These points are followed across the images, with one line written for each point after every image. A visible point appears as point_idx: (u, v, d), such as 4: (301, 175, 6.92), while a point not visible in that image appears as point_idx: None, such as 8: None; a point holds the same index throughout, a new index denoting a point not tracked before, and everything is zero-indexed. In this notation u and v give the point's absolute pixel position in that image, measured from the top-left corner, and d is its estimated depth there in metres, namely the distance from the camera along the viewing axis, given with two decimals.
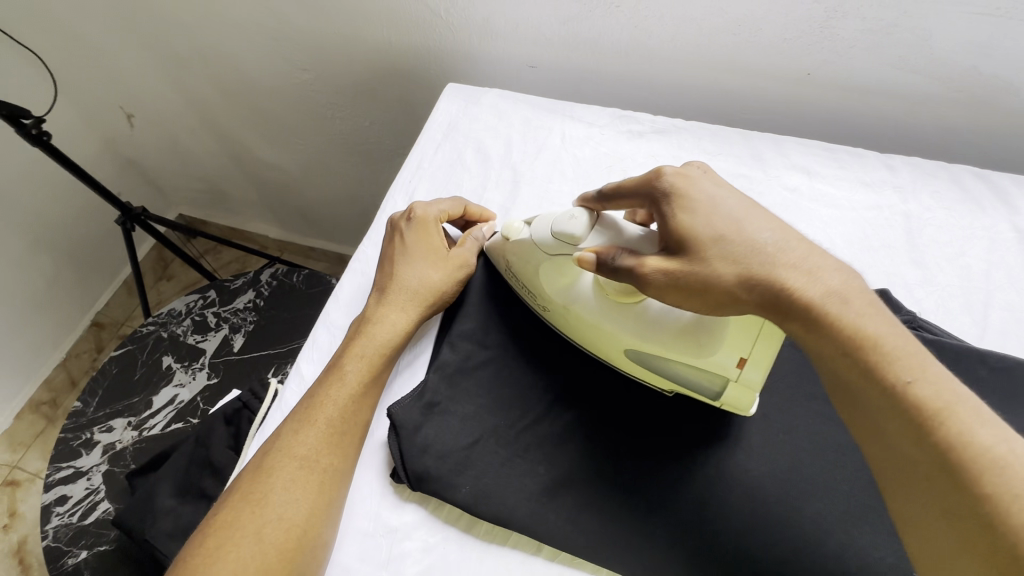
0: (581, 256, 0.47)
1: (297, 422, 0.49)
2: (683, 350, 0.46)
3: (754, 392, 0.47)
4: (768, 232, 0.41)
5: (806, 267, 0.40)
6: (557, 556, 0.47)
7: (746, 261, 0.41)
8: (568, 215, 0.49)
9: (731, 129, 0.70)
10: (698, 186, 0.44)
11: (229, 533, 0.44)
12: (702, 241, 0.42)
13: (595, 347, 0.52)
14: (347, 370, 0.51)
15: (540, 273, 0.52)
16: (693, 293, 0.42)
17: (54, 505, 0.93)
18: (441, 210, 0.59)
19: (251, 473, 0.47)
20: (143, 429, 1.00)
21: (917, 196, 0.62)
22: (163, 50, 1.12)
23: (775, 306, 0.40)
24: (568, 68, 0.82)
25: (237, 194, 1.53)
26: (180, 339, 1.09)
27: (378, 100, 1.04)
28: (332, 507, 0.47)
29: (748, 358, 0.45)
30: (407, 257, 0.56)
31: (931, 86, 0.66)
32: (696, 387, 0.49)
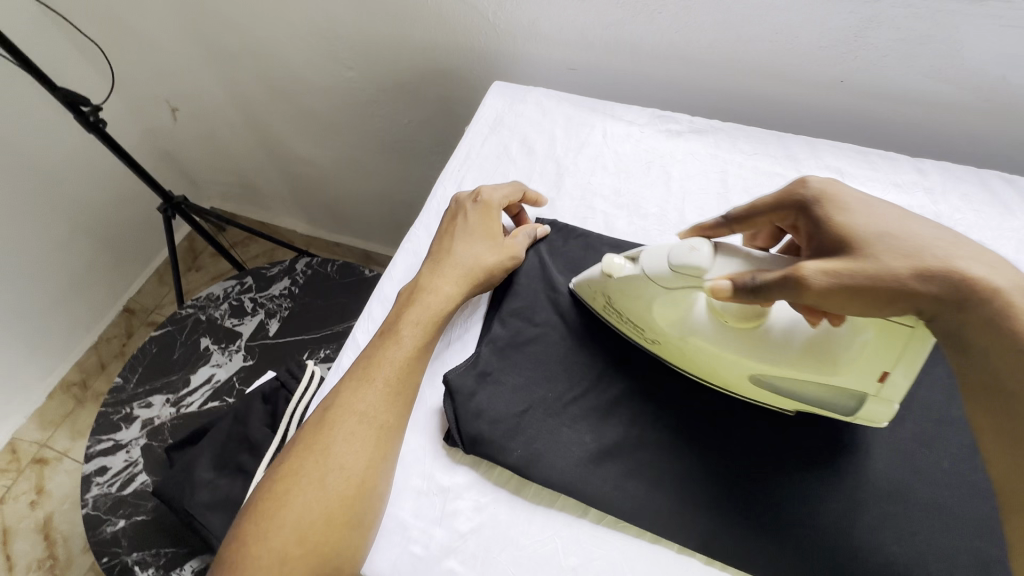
0: (714, 283, 0.45)
1: (355, 380, 0.52)
2: (818, 371, 0.47)
3: (892, 405, 0.48)
4: (929, 229, 0.42)
5: (970, 257, 0.40)
6: (602, 519, 0.49)
7: (918, 257, 0.40)
8: (687, 246, 0.47)
9: (766, 131, 0.74)
10: (846, 192, 0.46)
11: (295, 478, 0.47)
12: (866, 243, 0.42)
13: (712, 375, 0.53)
14: (402, 335, 0.54)
15: (652, 307, 0.52)
16: (865, 296, 0.40)
17: (94, 475, 0.96)
18: (503, 195, 0.63)
19: (313, 426, 0.50)
20: (181, 406, 1.04)
21: (946, 198, 0.64)
22: (214, 46, 1.17)
23: (949, 298, 0.39)
24: (607, 71, 0.86)
25: (270, 188, 1.58)
26: (217, 322, 1.12)
27: (419, 99, 1.09)
28: (387, 460, 0.49)
29: (889, 373, 0.46)
30: (466, 234, 0.60)
31: (961, 95, 0.70)
32: (828, 404, 0.50)
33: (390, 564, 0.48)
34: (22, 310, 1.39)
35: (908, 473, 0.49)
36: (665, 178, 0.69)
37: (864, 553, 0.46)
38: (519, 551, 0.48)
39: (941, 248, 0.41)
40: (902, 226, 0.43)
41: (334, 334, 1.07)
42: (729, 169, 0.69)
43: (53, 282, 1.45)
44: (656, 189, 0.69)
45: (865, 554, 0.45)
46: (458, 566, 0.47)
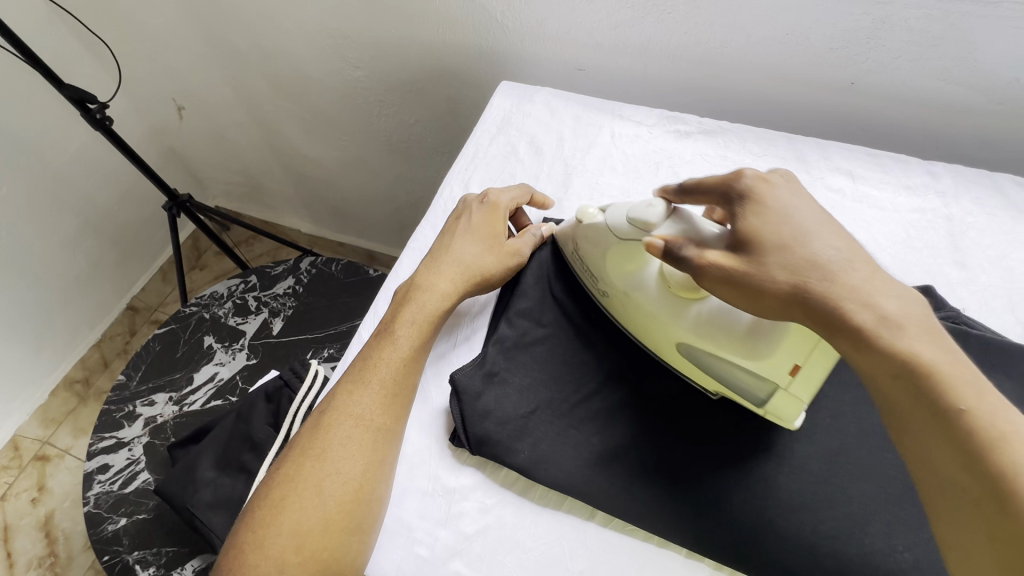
0: (650, 240, 0.46)
1: (352, 383, 0.51)
2: (735, 351, 0.46)
3: (802, 403, 0.47)
4: (834, 251, 0.41)
5: (863, 293, 0.39)
6: (609, 522, 0.48)
7: (803, 274, 0.41)
8: (646, 202, 0.49)
9: (776, 133, 0.73)
10: (778, 192, 0.45)
11: (292, 485, 0.47)
12: (766, 249, 0.42)
13: (646, 335, 0.54)
14: (398, 336, 0.54)
15: (606, 254, 0.53)
16: (749, 293, 0.42)
17: (96, 473, 0.96)
18: (512, 196, 0.63)
19: (309, 431, 0.50)
20: (184, 405, 1.03)
21: (959, 201, 0.64)
22: (222, 45, 1.17)
23: (826, 321, 0.40)
24: (615, 72, 0.85)
25: (275, 187, 1.58)
26: (221, 320, 1.12)
27: (426, 99, 1.08)
28: (384, 463, 0.49)
29: (802, 366, 0.45)
30: (468, 233, 0.59)
31: (974, 97, 0.69)
32: (742, 391, 0.49)
33: (394, 566, 0.47)
34: (26, 307, 1.39)
35: None
36: (674, 179, 0.69)
37: (877, 561, 0.45)
38: (524, 555, 0.47)
39: (838, 272, 0.40)
40: (809, 241, 0.42)
41: (338, 333, 1.07)
42: (738, 171, 0.69)
43: (57, 279, 1.45)
44: (664, 190, 0.68)
45: (878, 561, 0.44)
46: (463, 569, 0.47)
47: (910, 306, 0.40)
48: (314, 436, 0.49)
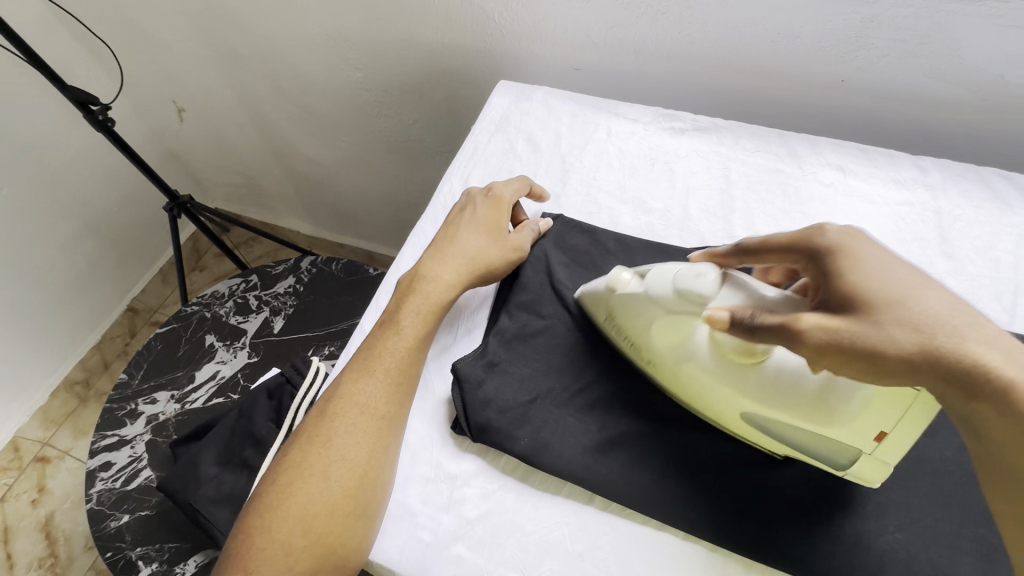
0: (712, 313, 0.45)
1: (357, 372, 0.52)
2: (812, 419, 0.45)
3: (888, 468, 0.45)
4: (949, 304, 0.40)
5: (997, 345, 0.37)
6: (607, 506, 0.50)
7: (929, 333, 0.38)
8: (694, 271, 0.48)
9: (769, 129, 0.75)
10: (867, 245, 0.44)
11: (298, 471, 0.48)
12: (875, 307, 0.40)
13: (702, 406, 0.51)
14: (403, 325, 0.55)
15: (650, 331, 0.51)
16: (859, 357, 0.39)
17: (99, 471, 0.97)
18: (514, 191, 0.64)
19: (315, 419, 0.51)
20: (185, 403, 1.04)
21: (947, 194, 0.65)
22: (222, 47, 1.19)
23: (965, 385, 0.37)
24: (611, 71, 0.87)
25: (275, 189, 1.59)
26: (222, 319, 1.13)
27: (425, 99, 1.10)
28: (388, 450, 0.50)
29: (888, 433, 0.43)
30: (474, 225, 0.61)
31: (961, 94, 0.71)
32: (821, 458, 0.47)
33: (397, 550, 0.48)
34: (26, 308, 1.40)
35: (911, 462, 0.49)
36: (669, 174, 0.70)
37: (869, 541, 0.46)
38: (526, 538, 0.48)
39: (955, 330, 0.38)
40: (917, 297, 0.40)
41: (338, 331, 1.08)
42: (732, 166, 0.70)
43: (57, 280, 1.46)
44: (660, 186, 0.70)
45: (869, 541, 0.46)
46: (466, 552, 0.48)
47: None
48: (320, 424, 0.50)
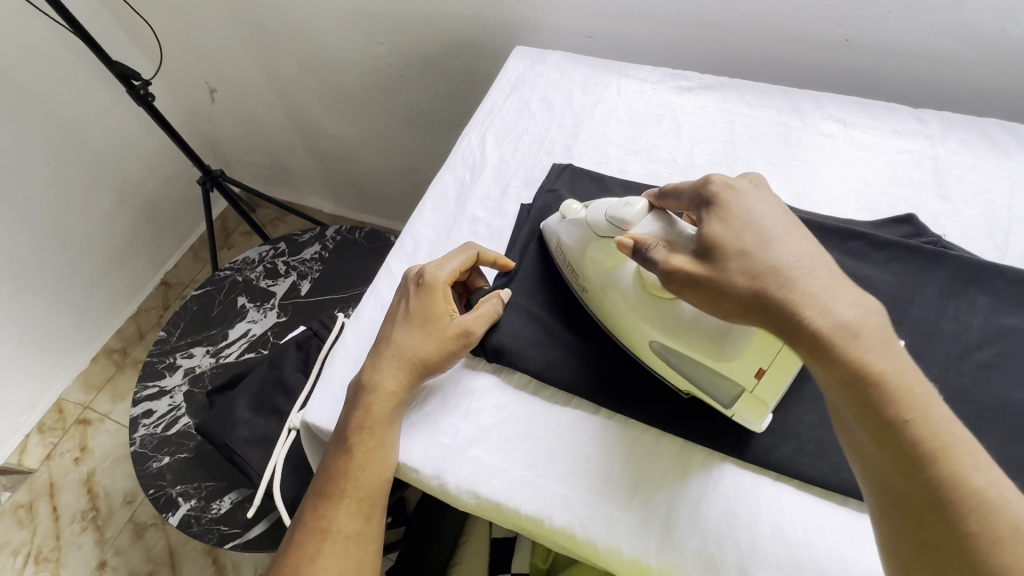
0: (622, 240, 0.49)
1: (337, 452, 0.52)
2: (704, 354, 0.47)
3: (767, 408, 0.47)
4: (796, 256, 0.41)
5: (823, 297, 0.39)
6: (612, 417, 0.54)
7: (762, 279, 0.41)
8: (625, 203, 0.52)
9: (775, 87, 0.78)
10: (744, 199, 0.45)
11: (302, 558, 0.50)
12: (725, 254, 0.42)
13: (626, 336, 0.54)
14: (371, 404, 0.52)
15: (591, 254, 0.55)
16: (708, 295, 0.43)
17: (141, 417, 1.04)
18: (452, 270, 0.57)
19: (308, 500, 0.53)
20: (220, 357, 1.11)
21: (945, 143, 0.68)
22: (253, 26, 1.25)
23: (782, 324, 0.40)
24: (623, 39, 0.91)
25: (299, 168, 1.66)
26: (253, 283, 1.20)
27: (443, 72, 1.15)
28: (380, 511, 0.53)
29: (768, 370, 0.46)
30: (411, 321, 0.55)
31: (963, 49, 0.73)
32: (711, 392, 0.50)
33: (421, 452, 0.53)
34: (70, 276, 1.49)
35: None
36: (676, 129, 0.74)
37: None
38: (536, 443, 0.53)
39: (795, 272, 0.40)
40: (771, 246, 0.42)
41: (361, 293, 1.14)
42: (737, 120, 0.74)
43: (97, 252, 1.55)
44: (667, 138, 0.73)
45: None
46: (482, 454, 0.52)
47: (851, 312, 0.39)
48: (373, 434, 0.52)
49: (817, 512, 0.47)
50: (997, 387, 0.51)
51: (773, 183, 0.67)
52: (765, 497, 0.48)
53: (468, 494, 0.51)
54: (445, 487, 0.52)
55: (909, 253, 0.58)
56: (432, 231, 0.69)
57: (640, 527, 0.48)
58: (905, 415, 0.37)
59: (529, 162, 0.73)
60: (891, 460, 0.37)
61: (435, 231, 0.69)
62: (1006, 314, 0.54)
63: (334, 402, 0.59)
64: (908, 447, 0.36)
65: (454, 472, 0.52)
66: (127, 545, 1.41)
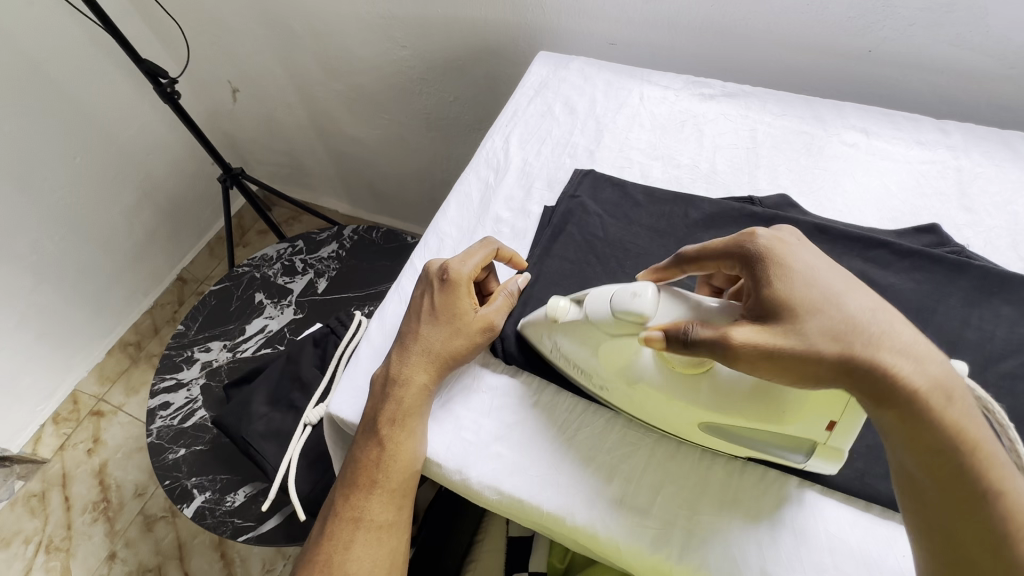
0: (649, 333, 0.46)
1: (368, 442, 0.54)
2: (763, 419, 0.45)
3: (842, 455, 0.45)
4: (869, 311, 0.41)
5: (911, 354, 0.39)
6: (632, 418, 0.54)
7: (849, 341, 0.40)
8: (631, 291, 0.48)
9: (797, 96, 0.78)
10: (795, 251, 0.45)
11: (339, 542, 0.53)
12: (801, 316, 0.42)
13: (668, 423, 0.51)
14: (404, 397, 0.54)
15: (598, 352, 0.51)
16: (783, 367, 0.41)
17: (159, 409, 1.05)
18: (475, 265, 0.58)
19: (341, 487, 0.55)
20: (236, 352, 1.12)
21: (968, 154, 0.68)
22: (279, 28, 1.28)
23: (874, 391, 0.39)
24: (645, 46, 0.92)
25: (317, 169, 1.68)
26: (271, 279, 1.21)
27: (464, 75, 1.16)
28: (409, 498, 0.55)
29: (838, 422, 0.43)
30: (438, 317, 0.56)
31: (985, 62, 0.73)
32: (777, 455, 0.48)
33: (444, 446, 0.54)
34: (90, 269, 1.52)
35: None
36: (698, 135, 0.75)
37: (880, 454, 0.49)
38: (559, 441, 0.53)
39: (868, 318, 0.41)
40: (843, 304, 0.42)
41: (377, 293, 1.15)
42: (758, 128, 0.74)
43: (116, 246, 1.57)
44: (689, 144, 0.74)
45: (879, 453, 0.49)
46: (504, 450, 0.53)
47: (939, 374, 0.39)
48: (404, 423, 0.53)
49: (841, 516, 0.47)
50: (1021, 398, 0.51)
51: (794, 190, 0.68)
52: (789, 499, 0.49)
53: (490, 490, 0.51)
54: (467, 483, 0.52)
55: (932, 263, 0.58)
56: (455, 231, 0.70)
57: (662, 525, 0.48)
58: (996, 486, 0.36)
59: (552, 164, 0.74)
60: (974, 537, 0.36)
61: (458, 230, 0.70)
62: None
63: (357, 395, 0.60)
64: (993, 519, 0.36)
65: (477, 468, 0.52)
66: (137, 537, 1.42)
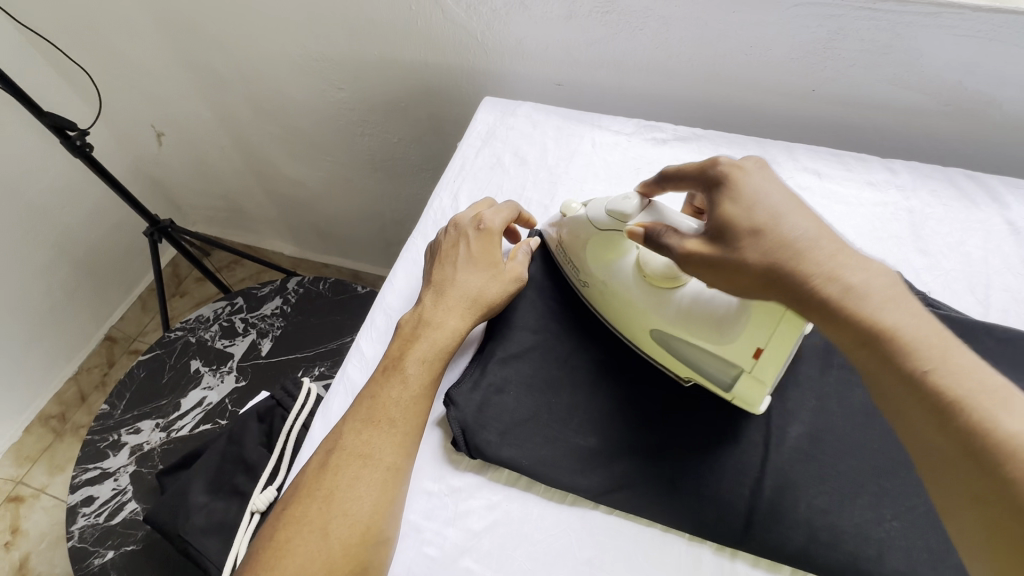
0: (631, 228, 0.51)
1: (360, 423, 0.49)
2: (705, 334, 0.50)
3: (766, 387, 0.49)
4: (803, 229, 0.44)
5: (829, 268, 0.42)
6: (613, 511, 0.50)
7: (775, 255, 0.43)
8: (622, 195, 0.53)
9: (747, 138, 0.77)
10: (751, 178, 0.47)
11: (299, 525, 0.45)
12: (735, 233, 0.45)
13: (624, 325, 0.56)
14: (407, 373, 0.52)
15: (587, 245, 0.57)
16: (718, 272, 0.46)
17: (81, 506, 0.93)
18: (503, 217, 0.62)
19: (315, 470, 0.48)
20: (171, 431, 1.01)
21: (917, 194, 0.68)
22: (203, 70, 1.18)
23: (795, 299, 0.43)
24: (593, 87, 0.90)
25: (257, 212, 1.58)
26: (208, 344, 1.11)
27: (409, 116, 1.11)
28: (395, 506, 0.47)
29: (764, 350, 0.47)
30: (469, 264, 0.59)
31: (924, 100, 0.75)
32: (710, 377, 0.52)
33: (404, 567, 0.48)
34: None
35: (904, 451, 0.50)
36: None
37: (870, 533, 0.47)
38: (534, 548, 0.48)
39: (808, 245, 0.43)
40: (778, 222, 0.44)
41: (326, 351, 1.06)
42: None
43: (30, 312, 1.41)
44: None
45: (869, 531, 0.47)
46: (474, 565, 0.47)
47: (873, 278, 0.41)
48: (321, 476, 0.47)
49: None
50: None
51: None
52: None
53: None
54: None
55: None
56: (404, 304, 0.64)
57: None
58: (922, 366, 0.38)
59: None
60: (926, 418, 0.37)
61: (408, 304, 0.64)
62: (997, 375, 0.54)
63: None
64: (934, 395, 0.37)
65: None
66: None
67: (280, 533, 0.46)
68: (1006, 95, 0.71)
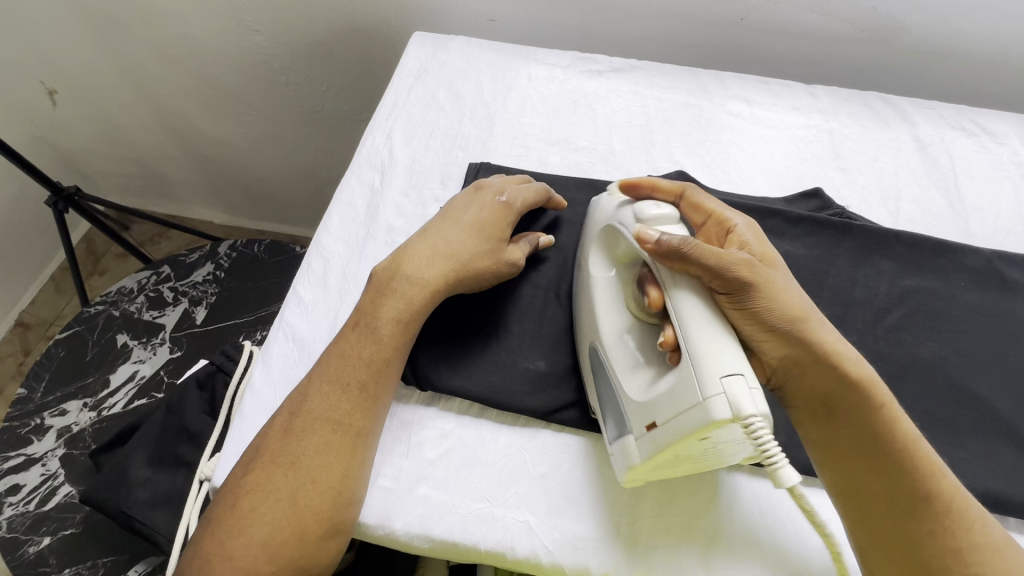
0: (646, 232, 0.46)
1: (327, 384, 0.47)
2: (627, 376, 0.46)
3: (634, 460, 0.44)
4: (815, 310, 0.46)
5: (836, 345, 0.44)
6: (563, 429, 0.51)
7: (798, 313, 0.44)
8: (657, 206, 0.48)
9: (681, 68, 0.78)
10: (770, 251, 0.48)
11: (263, 493, 0.43)
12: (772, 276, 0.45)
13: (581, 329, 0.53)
14: (381, 334, 0.49)
15: (607, 240, 0.52)
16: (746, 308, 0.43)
17: (6, 496, 0.86)
18: (527, 198, 0.57)
19: (279, 433, 0.46)
20: (102, 409, 0.95)
21: (837, 116, 0.72)
22: (94, 12, 1.05)
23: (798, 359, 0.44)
24: (528, 22, 0.87)
25: (178, 177, 1.45)
26: (134, 316, 1.04)
27: (336, 61, 1.04)
28: (365, 468, 0.46)
29: (655, 427, 0.42)
30: (471, 224, 0.55)
31: (842, 27, 0.77)
32: (606, 423, 0.48)
33: None
34: None
35: None
36: (592, 115, 0.72)
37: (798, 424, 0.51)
38: (489, 469, 0.49)
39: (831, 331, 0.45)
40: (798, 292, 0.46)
41: (267, 314, 1.01)
42: (649, 104, 0.73)
43: None
44: (584, 126, 0.71)
45: None
46: (430, 492, 0.48)
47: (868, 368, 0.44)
48: (286, 441, 0.45)
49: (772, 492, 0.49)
50: (908, 346, 0.54)
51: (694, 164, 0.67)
52: (722, 486, 0.49)
53: (420, 539, 0.46)
54: (393, 536, 0.46)
55: (821, 226, 0.60)
56: (341, 246, 0.61)
57: (607, 537, 0.47)
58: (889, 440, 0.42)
59: (443, 160, 0.68)
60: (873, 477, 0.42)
61: (345, 246, 0.61)
62: (908, 275, 0.58)
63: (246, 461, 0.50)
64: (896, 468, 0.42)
65: (403, 516, 0.47)
66: None
67: (242, 500, 0.43)
68: (912, 19, 0.74)
